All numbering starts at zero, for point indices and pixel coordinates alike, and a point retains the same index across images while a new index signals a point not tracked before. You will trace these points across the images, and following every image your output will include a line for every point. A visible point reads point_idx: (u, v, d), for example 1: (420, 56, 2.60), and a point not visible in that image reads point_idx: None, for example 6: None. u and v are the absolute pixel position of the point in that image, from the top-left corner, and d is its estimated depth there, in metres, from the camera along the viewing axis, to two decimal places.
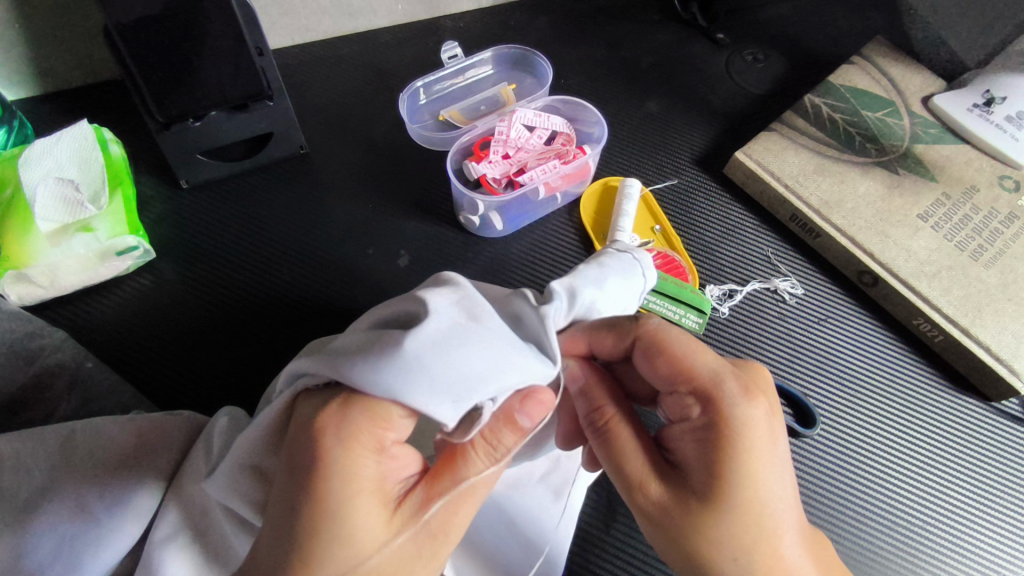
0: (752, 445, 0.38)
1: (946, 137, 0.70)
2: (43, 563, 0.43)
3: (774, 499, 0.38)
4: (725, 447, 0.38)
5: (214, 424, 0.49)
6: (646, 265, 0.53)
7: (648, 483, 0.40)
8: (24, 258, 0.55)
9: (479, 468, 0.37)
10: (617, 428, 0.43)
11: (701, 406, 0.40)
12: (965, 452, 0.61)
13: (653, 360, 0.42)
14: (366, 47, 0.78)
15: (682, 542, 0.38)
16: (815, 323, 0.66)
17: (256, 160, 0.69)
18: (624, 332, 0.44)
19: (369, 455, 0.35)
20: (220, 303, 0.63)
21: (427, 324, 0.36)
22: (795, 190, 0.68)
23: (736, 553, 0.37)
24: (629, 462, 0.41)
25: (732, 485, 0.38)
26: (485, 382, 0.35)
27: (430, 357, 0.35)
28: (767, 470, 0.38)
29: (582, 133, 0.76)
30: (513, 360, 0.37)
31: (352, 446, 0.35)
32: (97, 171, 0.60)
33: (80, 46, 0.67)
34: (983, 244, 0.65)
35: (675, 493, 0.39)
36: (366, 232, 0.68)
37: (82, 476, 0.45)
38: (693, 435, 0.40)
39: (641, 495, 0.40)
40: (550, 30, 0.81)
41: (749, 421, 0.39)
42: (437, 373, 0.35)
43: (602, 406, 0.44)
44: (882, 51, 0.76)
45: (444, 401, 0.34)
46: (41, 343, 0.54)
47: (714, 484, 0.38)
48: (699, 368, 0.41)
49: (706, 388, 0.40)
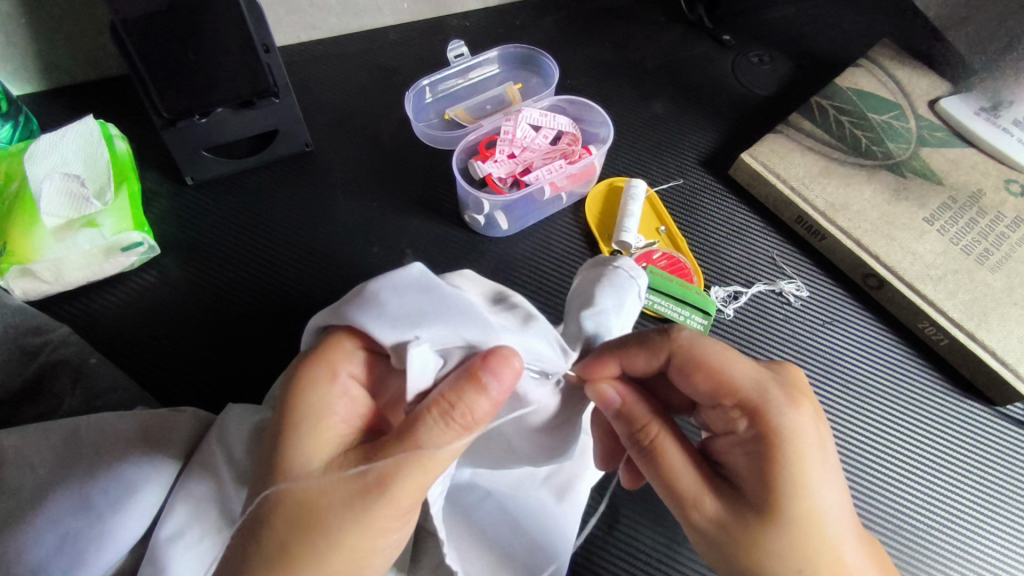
0: (802, 452, 0.39)
1: (952, 141, 0.70)
2: (44, 560, 0.42)
3: (827, 506, 0.38)
4: (776, 456, 0.38)
5: (227, 418, 0.50)
6: (632, 271, 0.54)
7: (704, 499, 0.39)
8: (28, 253, 0.55)
9: (433, 426, 0.36)
10: (662, 444, 0.42)
11: (748, 419, 0.40)
12: (973, 457, 0.61)
13: (693, 373, 0.43)
14: (372, 45, 0.78)
15: (744, 558, 0.38)
16: (821, 325, 0.66)
17: (261, 157, 0.69)
18: (656, 349, 0.45)
19: (321, 385, 0.38)
20: (224, 300, 0.63)
21: (400, 273, 0.42)
22: (800, 191, 0.68)
23: (801, 564, 0.37)
24: (679, 479, 0.41)
25: (788, 496, 0.38)
26: (426, 321, 0.39)
27: (388, 294, 0.41)
28: (822, 480, 0.38)
29: (588, 133, 0.76)
30: (459, 309, 0.41)
31: (311, 371, 0.39)
32: (102, 166, 0.61)
33: (87, 42, 0.67)
34: (989, 247, 0.65)
35: (731, 508, 0.39)
36: (371, 231, 0.68)
37: (87, 472, 0.45)
38: (741, 447, 0.40)
39: (696, 513, 0.40)
40: (557, 30, 0.81)
41: (797, 427, 0.39)
42: (392, 304, 0.40)
43: (645, 424, 0.43)
44: (889, 54, 0.76)
45: (388, 326, 0.39)
46: (45, 338, 0.55)
47: (770, 496, 0.38)
48: (740, 378, 0.41)
49: (752, 399, 0.41)
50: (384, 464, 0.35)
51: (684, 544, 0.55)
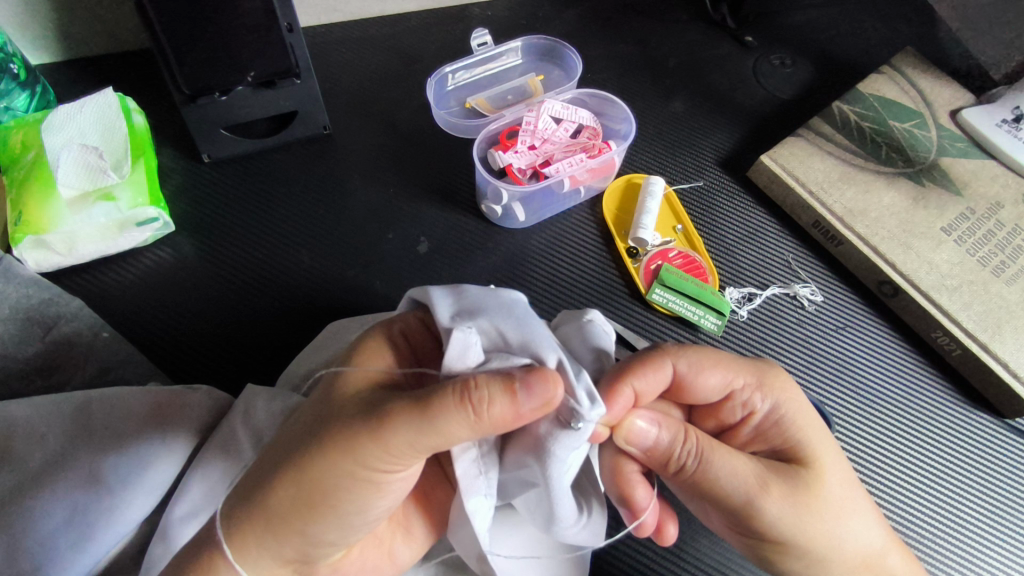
0: (801, 413, 0.46)
1: (972, 151, 0.70)
2: (53, 532, 0.43)
3: (833, 452, 0.45)
4: (790, 424, 0.45)
5: (252, 397, 0.49)
6: (604, 324, 0.48)
7: (768, 480, 0.42)
8: (43, 224, 0.55)
9: (448, 399, 0.35)
10: (708, 446, 0.42)
11: (759, 394, 0.46)
12: (985, 465, 0.61)
13: (703, 371, 0.45)
14: (393, 31, 0.77)
15: (815, 521, 0.42)
16: (833, 331, 0.66)
17: (279, 138, 0.68)
18: (661, 362, 0.44)
19: (377, 340, 0.44)
20: (238, 279, 0.62)
21: (499, 289, 0.45)
22: (819, 197, 0.68)
23: (851, 507, 0.43)
24: (738, 472, 0.42)
25: (810, 451, 0.44)
26: (481, 316, 0.41)
27: (468, 288, 0.44)
28: (822, 432, 0.46)
29: (609, 129, 0.76)
30: (516, 316, 0.42)
31: (372, 330, 0.45)
32: (120, 139, 0.60)
33: (107, 15, 0.66)
34: (1004, 260, 0.65)
35: (784, 480, 0.42)
36: (386, 217, 0.67)
37: (98, 446, 0.45)
38: (762, 425, 0.46)
39: (764, 497, 0.41)
40: (579, 24, 0.81)
41: (791, 387, 0.47)
42: (465, 297, 0.43)
43: (686, 431, 0.43)
44: (912, 62, 0.76)
45: (450, 312, 0.42)
46: (58, 311, 0.55)
47: (797, 451, 0.44)
48: (736, 363, 0.47)
49: (752, 379, 0.46)
50: (390, 408, 0.36)
51: (694, 544, 0.55)
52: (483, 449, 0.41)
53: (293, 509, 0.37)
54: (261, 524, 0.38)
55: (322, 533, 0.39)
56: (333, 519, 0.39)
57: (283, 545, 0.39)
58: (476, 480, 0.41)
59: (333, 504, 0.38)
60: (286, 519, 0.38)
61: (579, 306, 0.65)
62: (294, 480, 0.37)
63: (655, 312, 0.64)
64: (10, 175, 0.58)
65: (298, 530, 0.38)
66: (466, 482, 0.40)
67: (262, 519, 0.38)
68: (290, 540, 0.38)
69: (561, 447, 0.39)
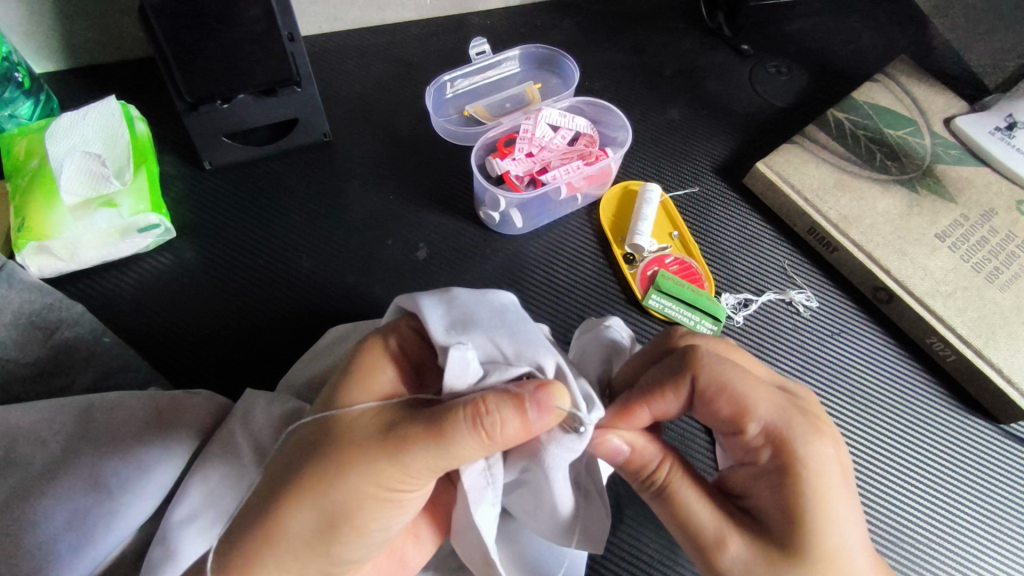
0: (822, 482, 0.39)
1: (966, 158, 0.71)
2: (53, 536, 0.43)
3: (847, 545, 0.39)
4: (800, 491, 0.39)
5: (249, 400, 0.50)
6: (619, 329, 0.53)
7: (728, 533, 0.40)
8: (45, 230, 0.56)
9: (462, 425, 0.37)
10: (673, 483, 0.43)
11: (774, 448, 0.41)
12: (977, 472, 0.61)
13: (716, 401, 0.43)
14: (393, 39, 0.78)
15: None
16: (828, 337, 0.66)
17: (279, 144, 0.69)
18: (677, 380, 0.44)
19: (374, 349, 0.44)
20: (238, 283, 0.63)
21: (486, 292, 0.46)
22: (814, 203, 0.68)
23: None
24: (700, 516, 0.41)
25: (810, 534, 0.38)
26: (476, 328, 0.42)
27: (461, 296, 0.45)
28: (849, 511, 0.39)
29: (606, 136, 0.77)
30: (510, 324, 0.43)
31: (369, 340, 0.45)
32: (122, 147, 0.61)
33: (110, 24, 0.67)
34: (998, 266, 0.65)
35: (753, 544, 0.39)
36: (385, 223, 0.68)
37: (98, 450, 0.46)
38: (765, 481, 0.41)
39: (717, 552, 0.40)
40: (576, 32, 0.82)
41: (818, 457, 0.40)
42: (457, 306, 0.44)
43: (661, 459, 0.44)
44: (906, 70, 0.76)
45: (443, 323, 0.42)
46: (60, 316, 0.56)
47: (796, 525, 0.39)
48: (766, 403, 0.42)
49: (774, 429, 0.41)
50: (405, 433, 0.38)
51: (689, 547, 0.55)
52: (491, 461, 0.42)
53: (313, 531, 0.38)
54: (278, 547, 0.38)
55: (345, 552, 0.40)
56: (356, 538, 0.40)
57: (305, 566, 0.39)
58: (483, 490, 0.42)
59: (357, 524, 0.39)
60: (308, 542, 0.38)
61: (577, 311, 0.65)
62: (311, 505, 0.38)
63: (656, 321, 0.65)
64: (13, 182, 0.59)
65: (320, 550, 0.39)
66: (473, 493, 0.41)
67: (282, 545, 0.38)
68: (313, 560, 0.39)
69: (558, 446, 0.42)
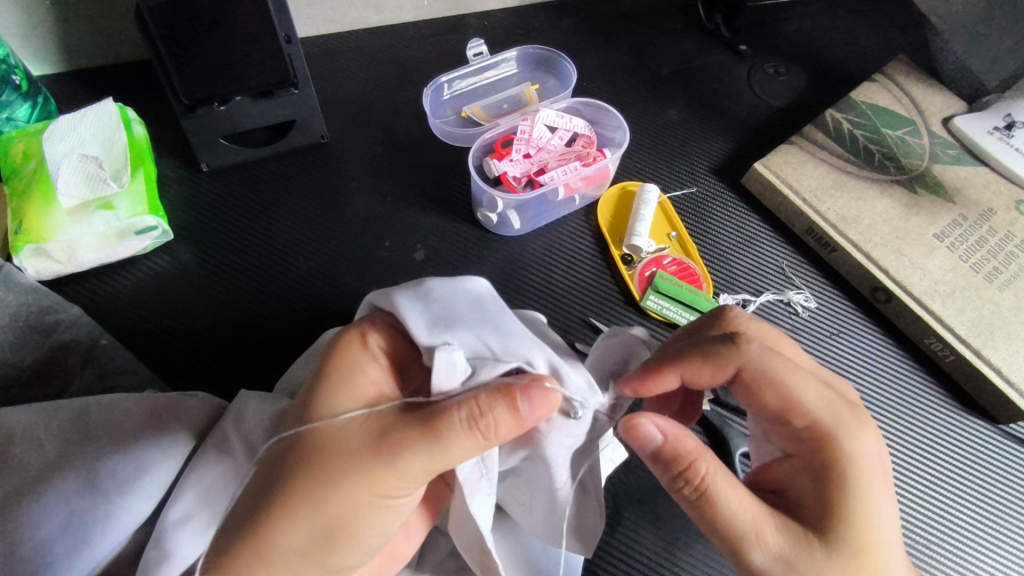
0: (864, 475, 0.40)
1: (964, 158, 0.70)
2: (48, 538, 0.43)
3: (884, 538, 0.39)
4: (842, 483, 0.40)
5: (245, 402, 0.50)
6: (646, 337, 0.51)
7: (768, 528, 0.39)
8: (43, 233, 0.56)
9: (456, 426, 0.37)
10: (711, 483, 0.40)
11: (822, 439, 0.41)
12: (976, 472, 0.61)
13: (763, 387, 0.42)
14: (390, 41, 0.78)
15: None
16: (827, 337, 0.66)
17: (276, 146, 0.69)
18: (721, 361, 0.43)
19: (351, 350, 0.44)
20: (236, 285, 0.63)
21: (462, 279, 0.45)
22: (812, 204, 0.68)
23: None
24: (741, 511, 0.39)
25: (849, 527, 0.39)
26: (458, 325, 0.42)
27: (437, 289, 0.44)
28: (888, 505, 0.40)
29: (604, 136, 0.77)
30: (492, 318, 0.44)
31: (346, 337, 0.44)
32: (119, 149, 0.61)
33: (108, 26, 0.67)
34: (997, 266, 0.65)
35: (792, 537, 0.39)
36: (382, 225, 0.68)
37: (94, 452, 0.46)
38: (808, 472, 0.41)
39: (758, 547, 0.38)
40: (574, 33, 0.82)
41: (863, 450, 0.41)
42: (435, 301, 0.44)
43: (695, 457, 0.41)
44: (904, 70, 0.76)
45: (424, 323, 0.42)
46: (56, 318, 0.55)
47: (836, 517, 0.39)
48: (815, 394, 0.42)
49: (822, 421, 0.41)
50: (400, 438, 0.38)
51: (687, 548, 0.55)
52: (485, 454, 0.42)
53: (308, 544, 0.38)
54: (277, 564, 0.38)
55: (342, 560, 0.40)
56: (353, 547, 0.40)
57: None
58: (478, 481, 0.42)
59: (353, 533, 0.39)
60: (305, 554, 0.38)
61: (575, 312, 0.65)
62: (306, 517, 0.37)
63: (654, 322, 0.65)
64: (11, 184, 0.59)
65: (318, 561, 0.39)
66: (469, 485, 0.41)
67: (279, 559, 0.38)
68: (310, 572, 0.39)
69: (559, 433, 0.44)
